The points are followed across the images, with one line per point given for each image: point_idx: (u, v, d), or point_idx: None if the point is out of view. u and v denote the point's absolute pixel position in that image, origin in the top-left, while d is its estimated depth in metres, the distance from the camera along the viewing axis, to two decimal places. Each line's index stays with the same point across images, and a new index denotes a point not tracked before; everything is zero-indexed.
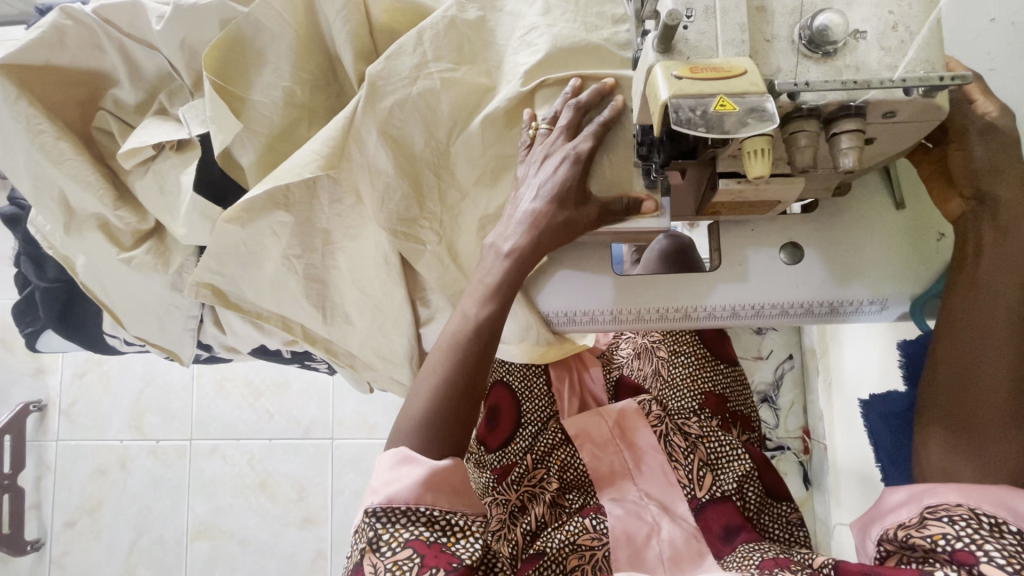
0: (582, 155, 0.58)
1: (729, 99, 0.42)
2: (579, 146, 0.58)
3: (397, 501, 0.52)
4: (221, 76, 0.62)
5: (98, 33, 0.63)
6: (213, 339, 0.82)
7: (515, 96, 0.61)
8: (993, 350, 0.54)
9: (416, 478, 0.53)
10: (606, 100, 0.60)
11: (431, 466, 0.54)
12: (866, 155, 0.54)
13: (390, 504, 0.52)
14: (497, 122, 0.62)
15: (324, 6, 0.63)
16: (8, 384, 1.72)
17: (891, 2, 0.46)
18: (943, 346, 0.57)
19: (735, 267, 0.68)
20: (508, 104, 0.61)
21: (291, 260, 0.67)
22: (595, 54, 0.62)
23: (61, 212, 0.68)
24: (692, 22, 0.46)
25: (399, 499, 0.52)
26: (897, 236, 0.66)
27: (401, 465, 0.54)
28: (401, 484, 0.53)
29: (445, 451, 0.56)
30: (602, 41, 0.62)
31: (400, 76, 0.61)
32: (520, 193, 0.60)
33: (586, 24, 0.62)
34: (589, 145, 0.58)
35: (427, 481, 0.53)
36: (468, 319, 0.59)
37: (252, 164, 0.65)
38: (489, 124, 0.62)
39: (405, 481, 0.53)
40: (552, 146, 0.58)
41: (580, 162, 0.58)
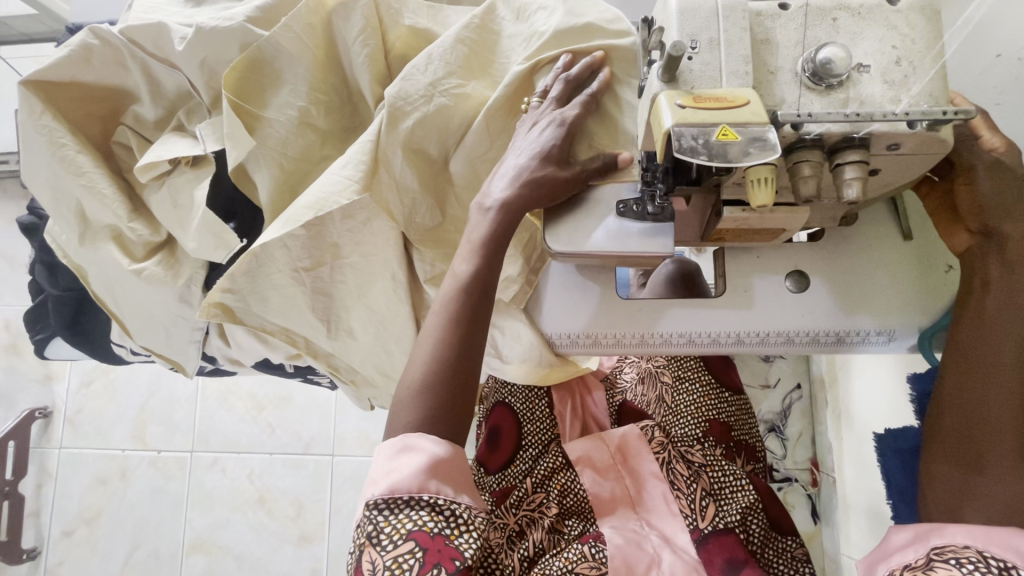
0: (569, 120, 0.59)
1: (731, 129, 0.42)
2: (567, 112, 0.60)
3: (399, 491, 0.52)
4: (239, 94, 0.63)
5: (122, 52, 0.65)
6: (218, 352, 0.81)
7: (516, 81, 0.63)
8: (1001, 359, 0.53)
9: (417, 464, 0.52)
10: (596, 74, 0.62)
11: (432, 452, 0.53)
12: (873, 184, 0.54)
13: (393, 494, 0.52)
14: (501, 112, 0.64)
15: (344, 30, 0.65)
16: (17, 389, 1.74)
17: (897, 37, 0.47)
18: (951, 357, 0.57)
19: (740, 294, 0.68)
20: (508, 91, 0.63)
21: (300, 273, 0.67)
22: (587, 32, 0.63)
23: (77, 222, 0.69)
24: (696, 53, 0.47)
25: (401, 488, 0.52)
26: (904, 267, 0.67)
27: (402, 452, 0.53)
28: (401, 471, 0.52)
29: (442, 430, 0.55)
30: (591, 21, 0.63)
31: (415, 96, 0.63)
32: (508, 155, 0.61)
33: (573, 10, 0.64)
34: (577, 112, 0.60)
35: (429, 468, 0.52)
36: (459, 279, 0.59)
37: (264, 181, 0.67)
38: (493, 115, 0.64)
39: (407, 468, 0.52)
40: (541, 114, 0.61)
41: (568, 127, 0.60)
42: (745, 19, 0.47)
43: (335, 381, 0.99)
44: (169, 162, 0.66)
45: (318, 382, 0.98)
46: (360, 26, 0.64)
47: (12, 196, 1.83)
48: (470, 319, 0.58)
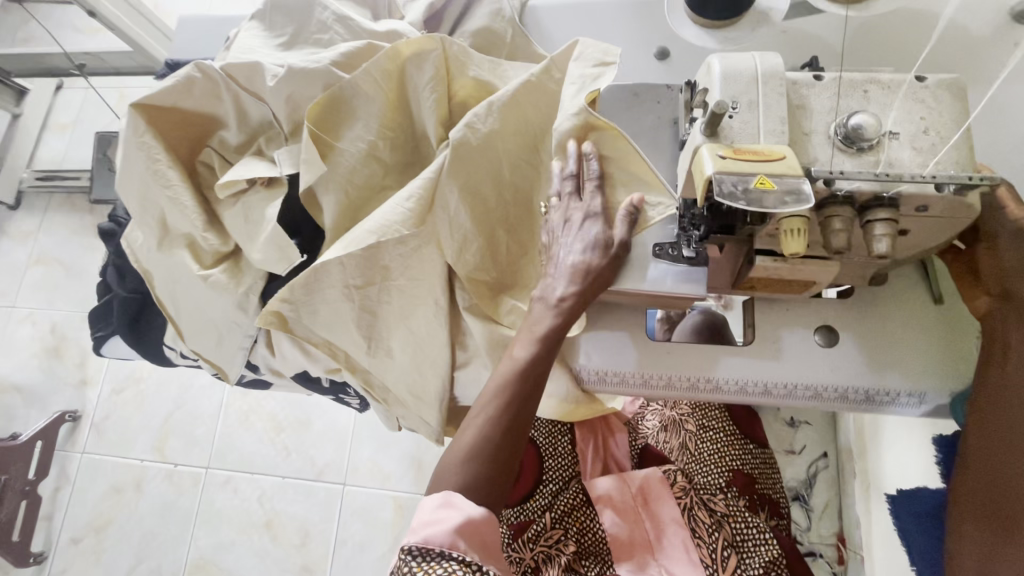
0: (598, 209, 0.65)
1: (769, 179, 0.46)
2: (592, 204, 0.66)
3: (433, 542, 0.53)
4: (320, 126, 0.71)
5: (220, 84, 0.74)
6: (262, 362, 0.85)
7: None
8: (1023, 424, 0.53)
9: (455, 522, 0.54)
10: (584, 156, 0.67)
11: (468, 513, 0.55)
12: (904, 244, 0.57)
13: (426, 544, 0.53)
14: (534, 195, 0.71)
15: (415, 77, 0.73)
16: (52, 391, 1.81)
17: (923, 109, 0.51)
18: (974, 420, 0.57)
19: (768, 344, 0.70)
20: None
21: (351, 290, 0.72)
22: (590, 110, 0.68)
23: (157, 230, 0.76)
24: (737, 113, 0.52)
25: (435, 541, 0.53)
26: (933, 331, 0.68)
27: (443, 507, 0.56)
28: (439, 525, 0.54)
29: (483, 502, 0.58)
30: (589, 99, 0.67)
31: (476, 144, 0.70)
32: (556, 254, 0.65)
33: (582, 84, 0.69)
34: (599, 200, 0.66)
35: (464, 528, 0.54)
36: (518, 363, 0.61)
37: (330, 204, 0.72)
38: None
39: (444, 524, 0.54)
40: (571, 207, 0.66)
41: (600, 214, 0.65)
42: (782, 86, 0.52)
43: (363, 401, 1.01)
44: (247, 181, 0.73)
45: (347, 402, 1.00)
46: (430, 75, 0.72)
47: (78, 209, 1.97)
48: (522, 402, 0.61)
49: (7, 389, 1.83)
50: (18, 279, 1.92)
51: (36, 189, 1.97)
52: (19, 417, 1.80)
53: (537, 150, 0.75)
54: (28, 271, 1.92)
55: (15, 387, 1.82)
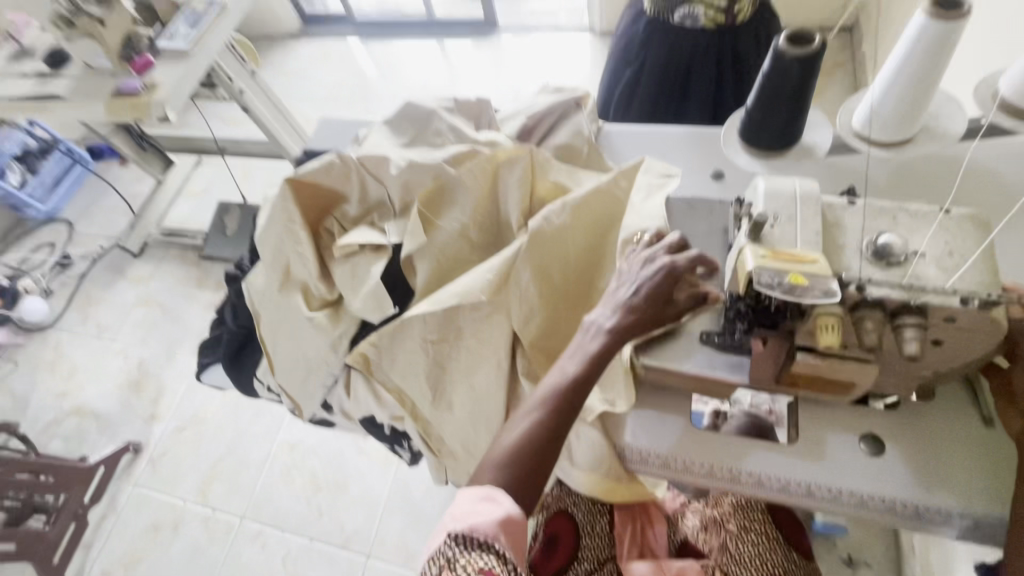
0: (675, 264, 0.70)
1: (802, 276, 0.55)
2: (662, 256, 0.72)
3: (476, 532, 0.61)
4: (427, 204, 0.90)
5: (352, 168, 0.92)
6: (336, 402, 0.95)
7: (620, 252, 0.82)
8: None
9: (497, 516, 0.62)
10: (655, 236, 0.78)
11: (508, 510, 0.63)
12: (940, 357, 0.61)
13: (470, 532, 0.61)
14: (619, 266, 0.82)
15: (507, 177, 0.89)
16: (124, 421, 1.97)
17: (948, 236, 0.59)
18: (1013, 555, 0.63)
19: (812, 446, 0.73)
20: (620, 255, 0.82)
21: (427, 343, 0.83)
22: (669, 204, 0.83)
23: (279, 276, 0.92)
24: (776, 224, 0.61)
25: (478, 530, 0.61)
26: (984, 453, 0.69)
27: (484, 500, 0.63)
28: (483, 516, 0.62)
29: (518, 498, 0.66)
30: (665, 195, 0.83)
31: (551, 233, 0.83)
32: (618, 289, 0.73)
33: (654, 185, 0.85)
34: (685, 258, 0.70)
35: (503, 522, 0.62)
36: (566, 376, 0.70)
37: (425, 270, 0.87)
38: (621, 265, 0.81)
39: (486, 515, 0.62)
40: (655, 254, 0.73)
41: (669, 266, 0.70)
42: (817, 207, 0.62)
43: (413, 455, 1.09)
44: (359, 245, 0.89)
45: (397, 453, 1.09)
46: (519, 177, 0.88)
47: (188, 263, 2.27)
48: (565, 415, 0.69)
49: (86, 413, 2.00)
50: (123, 317, 2.19)
51: (160, 244, 2.32)
52: (90, 441, 1.95)
53: (605, 241, 0.86)
54: (133, 311, 2.19)
55: (94, 414, 1.99)
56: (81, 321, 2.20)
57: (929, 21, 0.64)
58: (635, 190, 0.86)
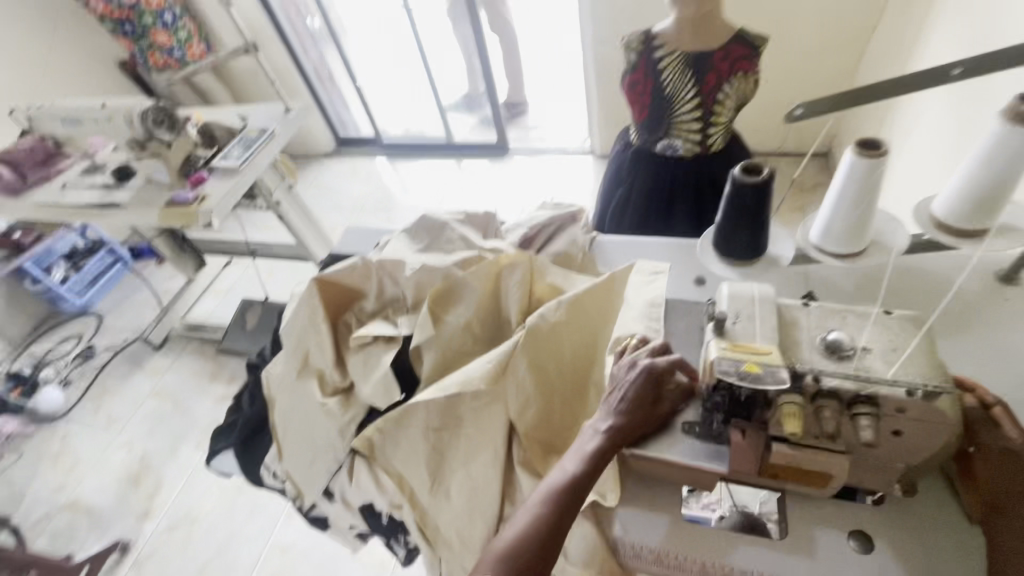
0: (655, 367, 0.76)
1: (755, 363, 0.63)
2: (644, 359, 0.78)
3: None
4: (436, 301, 0.99)
5: (373, 270, 1.05)
6: (338, 490, 0.98)
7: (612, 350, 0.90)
8: None
9: None
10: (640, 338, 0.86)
11: None
12: (907, 449, 0.66)
13: None
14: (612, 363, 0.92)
15: (508, 279, 1.00)
16: (117, 517, 1.93)
17: (890, 335, 0.67)
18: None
19: (803, 542, 0.73)
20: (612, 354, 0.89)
21: (430, 431, 0.89)
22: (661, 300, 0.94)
23: (298, 364, 1.00)
24: (739, 321, 0.70)
25: None
26: (971, 550, 0.70)
27: None
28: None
29: None
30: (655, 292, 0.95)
31: (548, 330, 0.91)
32: (610, 394, 0.78)
33: (644, 284, 0.97)
34: (663, 363, 0.77)
35: None
36: (565, 475, 0.72)
37: (431, 361, 0.96)
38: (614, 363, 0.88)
39: None
40: (637, 357, 0.79)
41: (649, 368, 0.76)
42: (773, 307, 0.71)
43: (408, 551, 1.08)
44: (373, 337, 0.98)
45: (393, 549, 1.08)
46: (518, 279, 0.99)
47: (206, 356, 2.38)
48: (562, 513, 0.70)
49: (80, 508, 1.97)
50: (136, 408, 2.24)
51: (181, 337, 2.44)
52: (79, 539, 1.90)
53: (597, 341, 0.95)
54: (145, 403, 2.25)
55: (89, 508, 1.97)
56: (93, 412, 2.25)
57: (857, 160, 0.78)
58: (630, 287, 0.97)
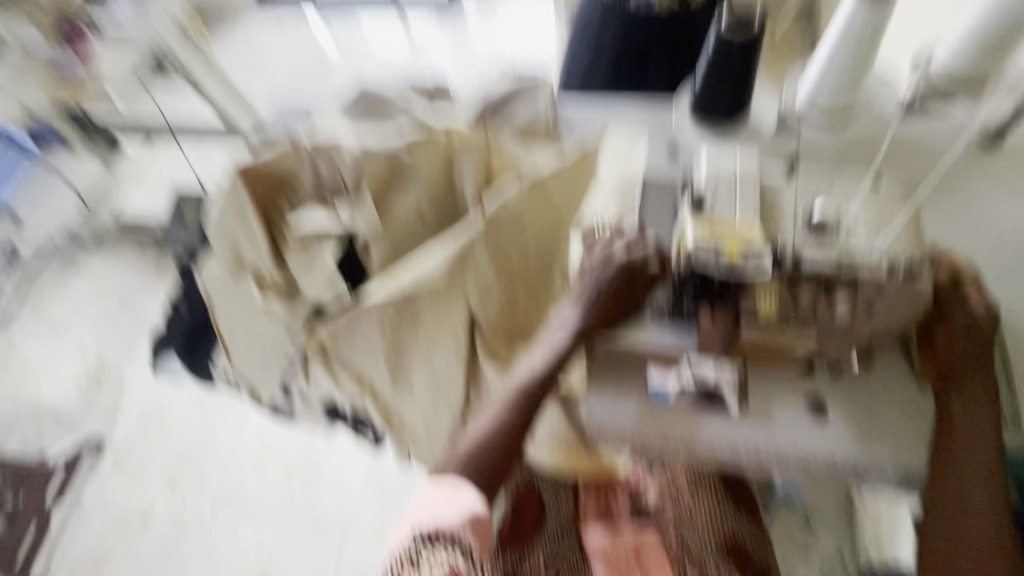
0: (630, 261, 0.68)
1: (735, 249, 0.60)
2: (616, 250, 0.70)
3: (441, 526, 0.64)
4: (379, 187, 0.88)
5: (304, 152, 0.90)
6: (296, 388, 0.94)
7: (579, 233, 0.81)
8: None
9: (461, 511, 0.65)
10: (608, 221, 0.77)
11: (472, 506, 0.65)
12: (879, 324, 0.63)
13: (435, 529, 0.64)
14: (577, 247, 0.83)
15: (461, 159, 0.89)
16: (85, 417, 1.91)
17: (875, 207, 0.63)
18: (934, 505, 0.68)
19: (761, 413, 0.74)
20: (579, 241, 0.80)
21: (385, 328, 0.83)
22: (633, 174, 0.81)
23: (230, 262, 0.88)
24: (718, 199, 0.63)
25: (443, 525, 0.64)
26: (917, 411, 0.72)
27: (450, 496, 0.66)
28: (448, 513, 0.65)
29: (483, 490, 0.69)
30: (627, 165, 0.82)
31: (507, 216, 0.83)
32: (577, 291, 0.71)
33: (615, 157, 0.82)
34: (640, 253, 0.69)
35: (467, 516, 0.64)
36: (531, 373, 0.72)
37: (380, 255, 0.89)
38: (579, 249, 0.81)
39: (450, 511, 0.65)
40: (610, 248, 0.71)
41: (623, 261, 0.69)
42: (755, 183, 0.65)
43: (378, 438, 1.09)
44: (312, 230, 0.88)
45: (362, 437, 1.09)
46: (471, 160, 0.89)
47: (145, 252, 2.20)
48: (529, 409, 0.71)
49: (44, 410, 1.93)
50: (79, 310, 2.10)
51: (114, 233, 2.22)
52: (50, 439, 1.89)
53: (562, 224, 0.87)
54: (90, 303, 2.11)
55: (52, 411, 1.93)
56: (34, 315, 2.11)
57: (859, 6, 0.66)
58: (604, 163, 0.82)
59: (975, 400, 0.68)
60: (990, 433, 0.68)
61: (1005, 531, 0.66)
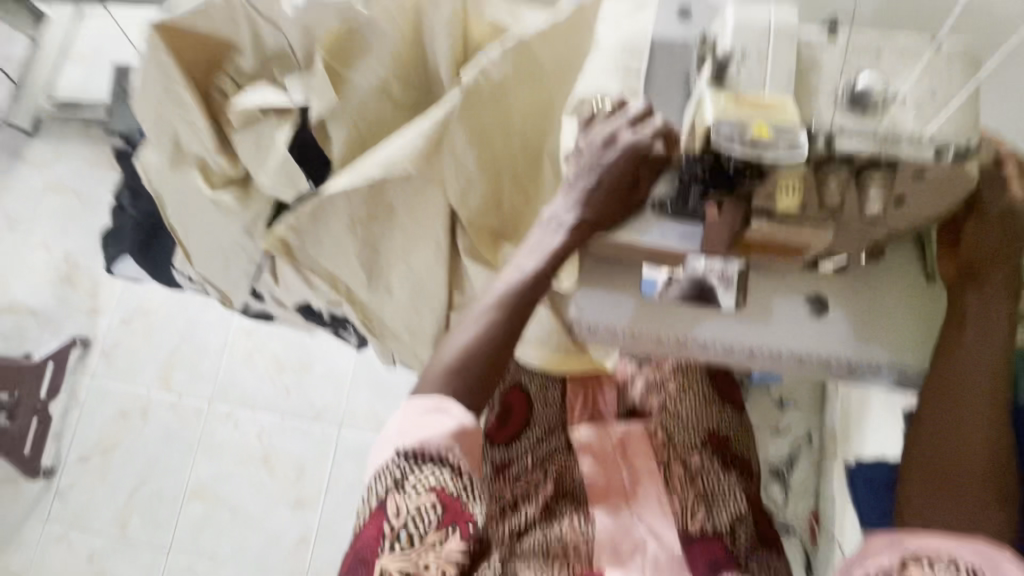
0: (640, 143, 0.62)
1: (765, 127, 0.49)
2: (622, 132, 0.63)
3: (428, 446, 0.57)
4: (334, 56, 0.74)
5: (237, 9, 0.73)
6: (266, 290, 0.87)
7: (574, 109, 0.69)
8: None
9: (448, 428, 0.58)
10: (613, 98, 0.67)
11: (461, 420, 0.59)
12: (901, 216, 0.56)
13: (422, 447, 0.57)
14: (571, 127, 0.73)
15: (432, 15, 0.73)
16: (64, 317, 1.86)
17: (932, 75, 0.52)
18: (929, 399, 0.63)
19: (759, 309, 0.70)
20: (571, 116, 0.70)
21: (355, 224, 0.74)
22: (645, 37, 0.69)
23: (170, 150, 0.77)
24: (744, 65, 0.53)
25: (431, 444, 0.57)
26: (921, 307, 0.68)
27: (435, 412, 0.59)
28: (433, 429, 0.58)
29: (470, 403, 0.62)
30: (632, 31, 0.70)
31: (490, 92, 0.71)
32: (574, 181, 0.65)
33: (618, 23, 0.72)
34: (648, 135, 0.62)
35: (456, 433, 0.58)
36: (524, 273, 0.65)
37: (342, 138, 0.75)
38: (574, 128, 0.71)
39: (437, 429, 0.58)
40: (613, 128, 0.64)
41: (632, 145, 0.62)
42: (792, 45, 0.53)
43: (361, 338, 1.05)
44: (261, 110, 0.75)
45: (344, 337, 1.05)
46: (446, 16, 0.73)
47: (94, 140, 1.99)
48: (519, 313, 0.65)
49: (20, 310, 1.88)
50: (34, 205, 1.95)
51: (55, 118, 1.99)
52: (33, 338, 1.86)
53: (553, 101, 0.75)
54: (45, 198, 1.95)
55: (28, 310, 1.87)
56: None
57: None
58: (601, 23, 0.73)
59: (994, 296, 0.62)
60: (1004, 329, 0.62)
61: (1005, 431, 0.61)
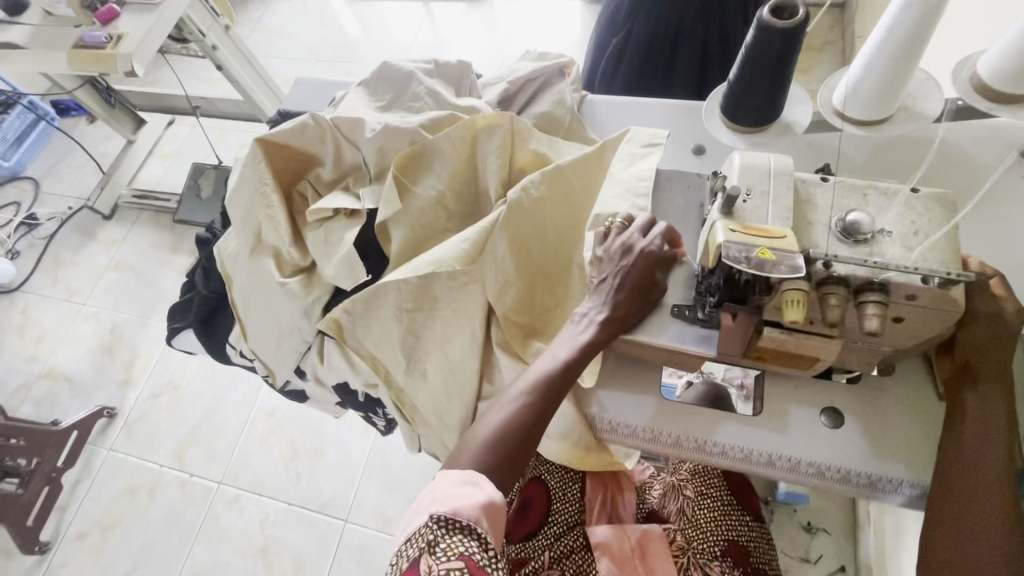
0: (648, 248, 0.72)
1: (768, 250, 0.57)
2: (636, 242, 0.73)
3: (461, 514, 0.61)
4: (403, 172, 0.87)
5: (326, 133, 0.90)
6: (309, 368, 0.94)
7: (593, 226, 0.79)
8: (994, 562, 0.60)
9: (478, 499, 0.62)
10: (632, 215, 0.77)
11: (490, 494, 0.63)
12: (899, 335, 0.63)
13: (454, 515, 0.61)
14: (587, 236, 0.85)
15: (485, 144, 0.87)
16: (98, 386, 1.93)
17: (914, 216, 0.61)
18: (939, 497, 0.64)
19: (775, 417, 0.73)
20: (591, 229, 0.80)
21: (402, 312, 0.83)
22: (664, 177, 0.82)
23: (253, 239, 0.90)
24: (750, 199, 0.63)
25: (463, 512, 0.61)
26: (931, 423, 0.70)
27: (467, 484, 0.64)
28: (464, 499, 0.62)
29: (498, 483, 0.66)
30: (649, 163, 0.82)
31: (531, 206, 0.82)
32: (599, 283, 0.74)
33: (634, 154, 0.84)
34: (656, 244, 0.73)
35: (486, 506, 0.62)
36: (558, 361, 0.71)
37: (399, 236, 0.87)
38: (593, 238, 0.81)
39: (469, 498, 0.62)
40: (631, 241, 0.73)
41: (648, 253, 0.72)
42: (790, 182, 0.63)
43: (389, 422, 1.09)
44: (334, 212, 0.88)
45: (372, 421, 1.09)
46: (498, 144, 0.86)
47: (161, 226, 2.20)
48: (552, 400, 0.70)
49: (59, 377, 1.96)
50: (95, 280, 2.13)
51: (131, 206, 2.23)
52: (63, 406, 1.91)
53: (581, 217, 0.86)
54: (106, 275, 2.13)
55: (66, 378, 1.96)
56: (51, 283, 2.13)
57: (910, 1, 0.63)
58: (617, 156, 0.85)
59: (992, 396, 0.64)
60: (1005, 434, 0.63)
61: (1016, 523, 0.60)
